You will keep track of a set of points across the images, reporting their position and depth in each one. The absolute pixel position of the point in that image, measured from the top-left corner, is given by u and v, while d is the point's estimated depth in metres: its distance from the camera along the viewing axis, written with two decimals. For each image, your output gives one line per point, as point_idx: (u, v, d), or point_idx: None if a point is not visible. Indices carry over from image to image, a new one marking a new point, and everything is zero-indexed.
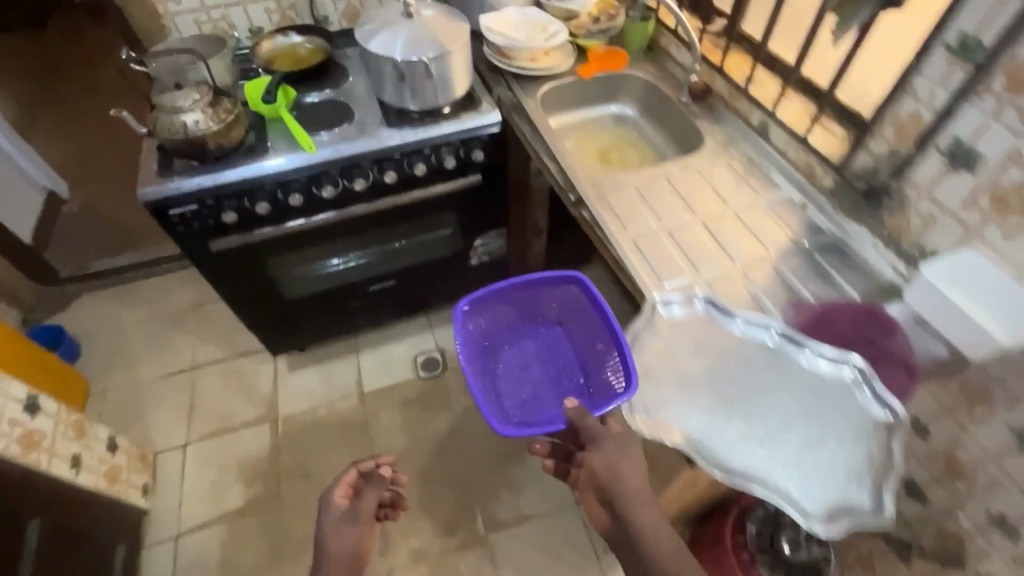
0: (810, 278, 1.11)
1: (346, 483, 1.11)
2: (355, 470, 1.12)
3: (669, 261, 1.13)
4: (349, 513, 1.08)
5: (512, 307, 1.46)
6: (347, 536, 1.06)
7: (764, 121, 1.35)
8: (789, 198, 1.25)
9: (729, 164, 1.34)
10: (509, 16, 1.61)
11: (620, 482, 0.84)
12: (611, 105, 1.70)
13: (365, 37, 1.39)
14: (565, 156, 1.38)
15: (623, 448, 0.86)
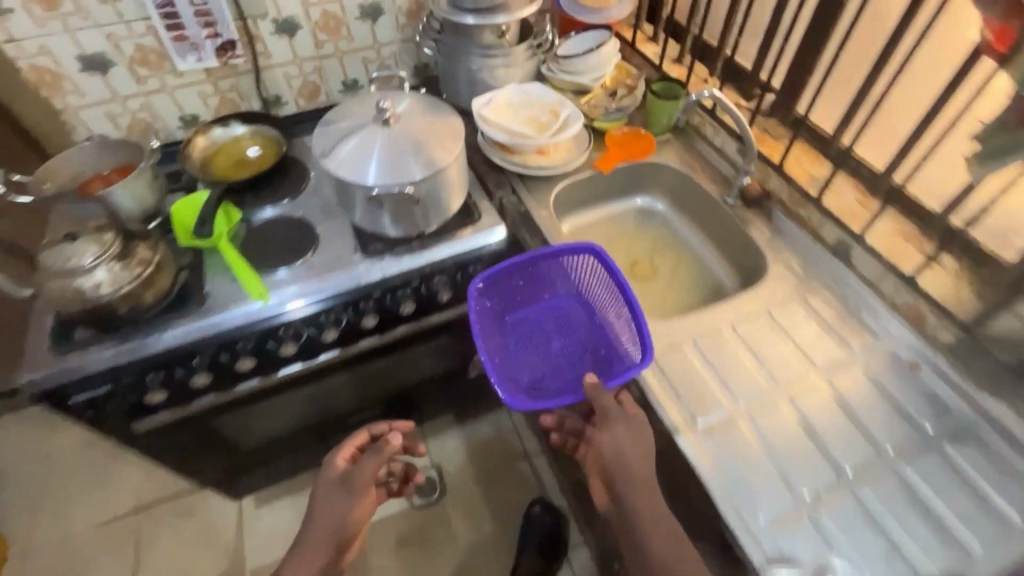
0: (949, 488, 0.83)
1: (350, 446, 1.19)
2: (366, 433, 1.22)
3: (758, 468, 0.84)
4: (343, 478, 1.11)
5: (527, 280, 1.16)
6: (336, 498, 1.09)
7: (841, 240, 1.08)
8: (891, 354, 0.97)
9: (805, 300, 1.05)
10: (508, 99, 1.30)
11: (629, 467, 0.84)
12: (636, 198, 1.40)
13: (327, 147, 1.06)
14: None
15: (633, 431, 0.86)
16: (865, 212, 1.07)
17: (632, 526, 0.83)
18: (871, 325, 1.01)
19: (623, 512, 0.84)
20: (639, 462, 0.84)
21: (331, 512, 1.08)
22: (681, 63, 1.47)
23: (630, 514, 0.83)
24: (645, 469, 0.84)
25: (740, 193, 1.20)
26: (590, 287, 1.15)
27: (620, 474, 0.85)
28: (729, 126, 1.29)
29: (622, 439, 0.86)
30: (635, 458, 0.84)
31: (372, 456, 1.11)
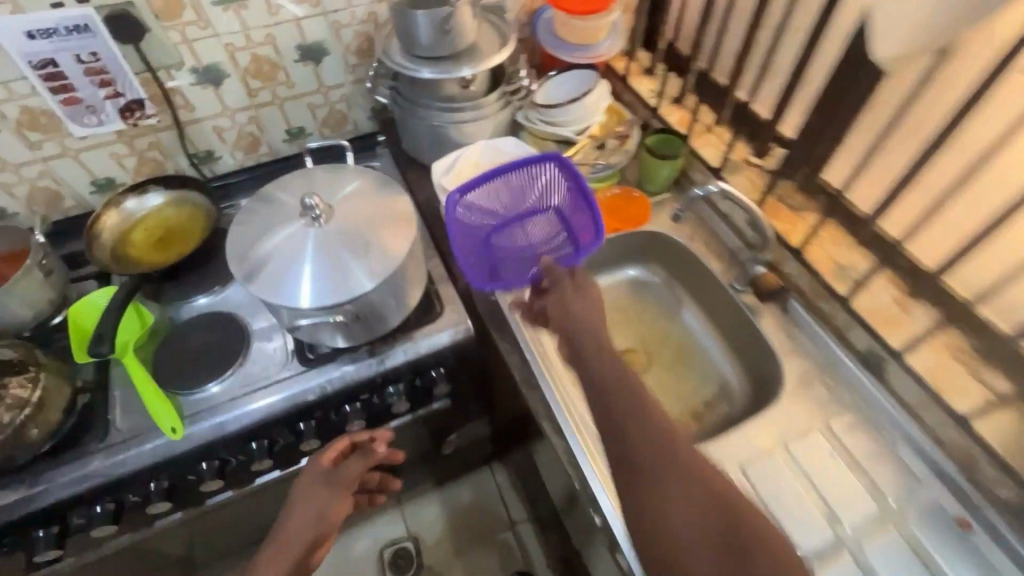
0: None
1: (338, 447, 0.91)
2: (348, 438, 0.93)
3: None
4: (329, 478, 0.89)
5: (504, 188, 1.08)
6: (319, 497, 0.86)
7: (872, 349, 0.90)
8: (937, 508, 0.79)
9: (829, 428, 0.87)
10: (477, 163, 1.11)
11: (585, 328, 0.76)
12: (628, 270, 1.20)
13: (245, 254, 0.86)
14: (576, 438, 0.90)
15: (582, 292, 0.81)
16: (903, 317, 0.89)
17: (604, 407, 0.67)
18: (909, 464, 0.83)
19: (594, 396, 0.69)
20: (597, 329, 0.76)
21: (311, 512, 0.84)
22: (681, 105, 1.25)
23: (601, 392, 0.69)
24: (608, 344, 0.73)
25: (750, 280, 1.02)
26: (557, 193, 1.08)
27: (580, 343, 0.75)
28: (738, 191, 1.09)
29: (581, 305, 0.79)
30: (596, 328, 0.76)
31: (361, 457, 0.91)
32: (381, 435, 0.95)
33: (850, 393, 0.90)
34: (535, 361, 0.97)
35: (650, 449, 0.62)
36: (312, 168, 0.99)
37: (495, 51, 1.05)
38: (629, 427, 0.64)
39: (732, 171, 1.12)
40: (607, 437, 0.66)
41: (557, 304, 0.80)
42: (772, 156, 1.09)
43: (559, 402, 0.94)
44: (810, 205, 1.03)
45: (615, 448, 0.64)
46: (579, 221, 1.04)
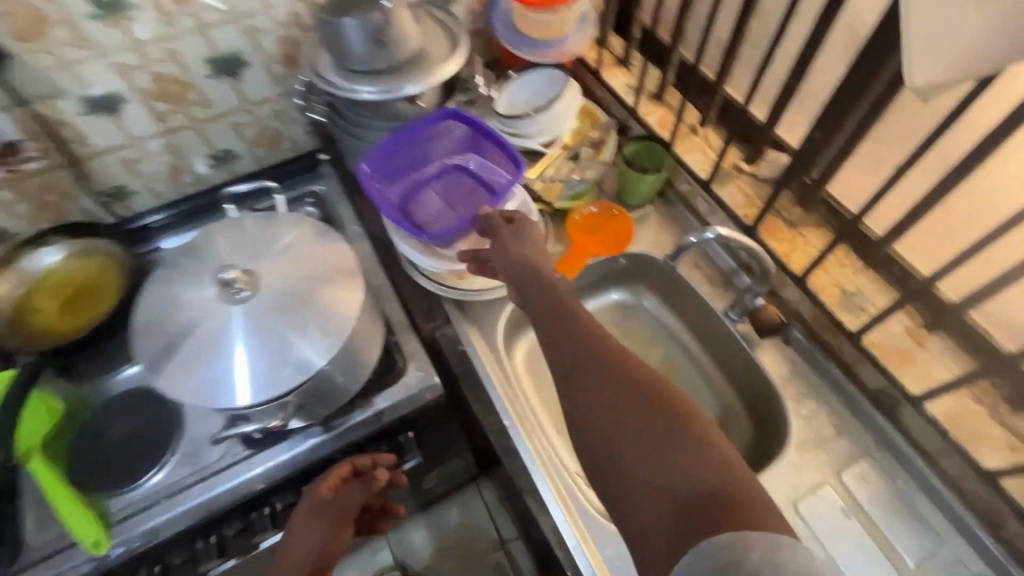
0: None
1: (338, 475, 0.81)
2: (349, 463, 0.83)
3: None
4: (329, 507, 0.81)
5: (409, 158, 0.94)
6: (317, 527, 0.80)
7: (884, 391, 0.80)
8: (959, 567, 0.73)
9: (841, 482, 0.79)
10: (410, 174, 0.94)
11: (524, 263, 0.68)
12: (613, 293, 1.08)
13: (158, 346, 0.73)
14: (562, 513, 0.81)
15: (519, 234, 0.73)
16: (918, 353, 0.80)
17: (547, 321, 0.61)
18: (928, 517, 0.76)
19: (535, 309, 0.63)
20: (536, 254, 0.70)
21: (309, 539, 0.80)
22: (662, 101, 1.10)
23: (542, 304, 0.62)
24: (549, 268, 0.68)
25: (748, 310, 0.90)
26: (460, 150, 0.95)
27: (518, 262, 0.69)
28: (730, 206, 0.97)
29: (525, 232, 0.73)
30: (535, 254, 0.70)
31: (362, 485, 0.83)
32: (384, 460, 0.85)
33: (862, 438, 0.82)
34: (513, 425, 0.86)
35: (593, 350, 0.56)
36: (240, 219, 0.84)
37: (445, 58, 0.89)
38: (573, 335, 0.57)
39: (721, 181, 1.00)
40: (548, 349, 0.58)
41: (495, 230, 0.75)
42: (767, 164, 0.97)
43: (541, 469, 0.84)
44: (810, 221, 0.92)
45: (556, 357, 0.57)
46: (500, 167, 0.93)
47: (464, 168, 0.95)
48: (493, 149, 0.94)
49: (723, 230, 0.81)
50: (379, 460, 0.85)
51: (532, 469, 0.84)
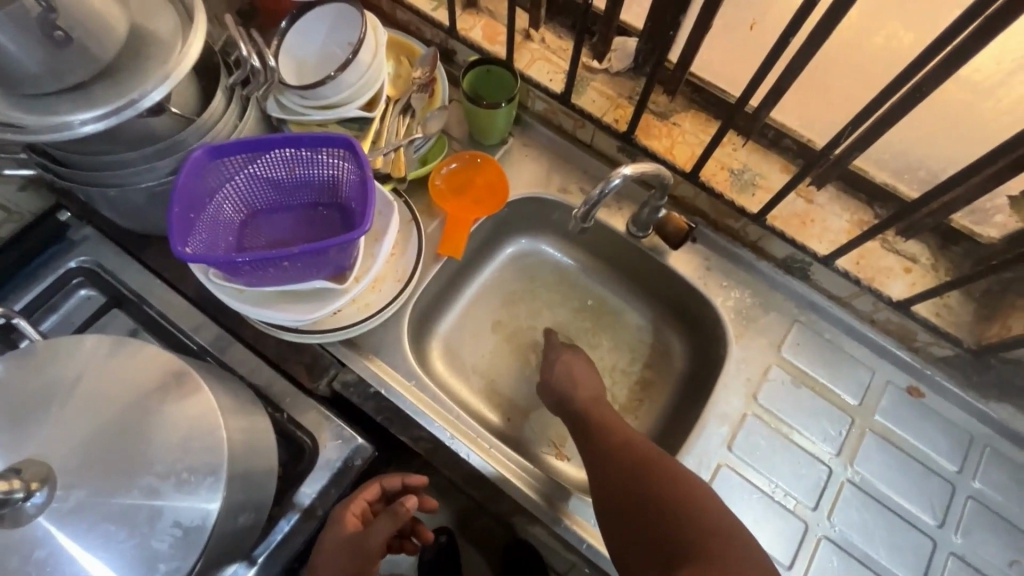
0: (999, 542, 0.73)
1: (364, 498, 0.71)
2: (377, 485, 0.73)
3: None
4: (353, 541, 0.66)
5: (194, 211, 0.66)
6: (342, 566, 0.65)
7: (794, 258, 0.81)
8: (891, 388, 0.80)
9: (783, 358, 0.81)
10: (215, 212, 0.70)
11: (576, 389, 0.79)
12: (509, 247, 0.96)
13: None
14: (563, 521, 0.72)
15: (575, 365, 0.82)
16: (813, 211, 0.80)
17: (592, 446, 0.72)
18: (857, 357, 0.81)
19: (583, 439, 0.74)
20: (586, 388, 0.79)
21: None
22: (479, 8, 0.90)
23: (586, 431, 0.75)
24: (597, 396, 0.78)
25: (652, 223, 0.83)
26: (255, 170, 0.71)
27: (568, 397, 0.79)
28: (596, 117, 0.85)
29: (574, 364, 0.82)
30: (586, 388, 0.79)
31: (388, 516, 0.66)
32: (414, 481, 0.75)
33: (787, 308, 0.83)
34: (472, 453, 0.73)
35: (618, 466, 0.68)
36: None
37: (182, 35, 0.61)
38: (607, 461, 0.69)
39: (579, 89, 0.86)
40: (588, 447, 0.73)
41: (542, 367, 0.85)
42: (617, 55, 0.85)
43: (518, 486, 0.73)
44: (679, 107, 0.85)
45: (593, 453, 0.72)
46: (320, 163, 0.72)
47: (272, 179, 0.73)
48: (286, 146, 0.69)
49: (627, 168, 0.71)
50: (408, 481, 0.75)
51: (509, 489, 0.73)
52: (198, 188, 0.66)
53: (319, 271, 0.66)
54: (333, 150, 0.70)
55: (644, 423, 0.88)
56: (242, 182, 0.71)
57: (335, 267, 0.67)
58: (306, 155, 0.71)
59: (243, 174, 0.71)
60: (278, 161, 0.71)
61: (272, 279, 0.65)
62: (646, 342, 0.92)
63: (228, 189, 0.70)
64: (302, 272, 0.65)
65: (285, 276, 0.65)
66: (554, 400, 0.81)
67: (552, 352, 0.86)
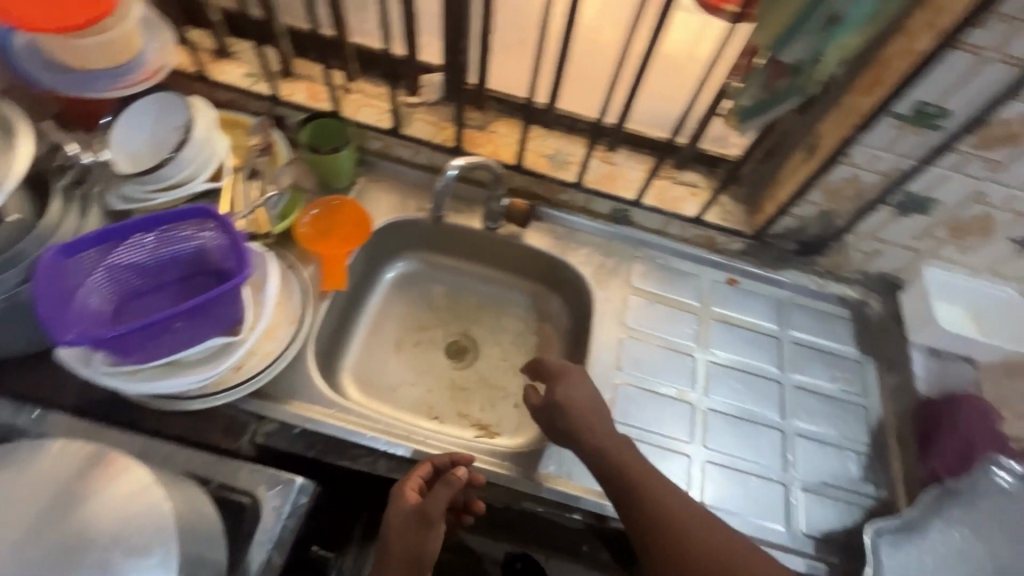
0: (819, 365, 0.97)
1: (419, 475, 0.72)
2: (429, 462, 0.74)
3: (753, 495, 0.84)
4: (416, 514, 0.68)
5: (61, 308, 0.66)
6: (409, 538, 0.67)
7: (618, 209, 1.01)
8: (715, 284, 1.02)
9: (635, 287, 0.99)
10: (81, 305, 0.69)
11: (576, 416, 0.79)
12: (387, 274, 1.06)
13: None
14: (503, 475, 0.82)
15: (589, 397, 0.81)
16: (618, 170, 1.00)
17: (595, 463, 0.76)
18: (687, 270, 1.02)
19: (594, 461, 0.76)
20: (590, 416, 0.79)
21: (402, 553, 0.67)
22: (295, 75, 1.00)
23: (593, 458, 0.76)
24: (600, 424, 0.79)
25: (501, 214, 0.98)
26: (115, 260, 0.72)
27: (581, 432, 0.78)
28: (427, 141, 0.99)
29: (579, 393, 0.81)
30: (597, 420, 0.79)
31: (444, 486, 0.68)
32: (463, 456, 0.75)
33: (626, 250, 1.02)
34: (409, 450, 0.79)
35: (633, 503, 0.72)
36: None
37: (7, 144, 0.62)
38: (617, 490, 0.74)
39: (405, 122, 1.00)
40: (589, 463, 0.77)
41: (552, 386, 0.83)
42: (428, 89, 1.00)
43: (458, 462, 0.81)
44: (492, 117, 1.02)
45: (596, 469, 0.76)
46: (181, 238, 0.75)
47: (137, 264, 0.74)
48: (142, 228, 0.72)
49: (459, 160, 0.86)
50: (458, 457, 0.75)
51: None
52: (60, 286, 0.67)
53: (213, 326, 0.69)
54: (192, 219, 0.74)
55: None
56: (104, 276, 0.72)
57: (227, 320, 0.70)
58: (165, 232, 0.74)
59: (102, 268, 0.71)
60: (137, 246, 0.73)
61: (166, 344, 0.67)
62: (532, 313, 1.06)
63: (92, 285, 0.71)
64: (196, 333, 0.68)
65: (180, 340, 0.67)
66: (554, 424, 0.81)
67: (553, 382, 0.83)
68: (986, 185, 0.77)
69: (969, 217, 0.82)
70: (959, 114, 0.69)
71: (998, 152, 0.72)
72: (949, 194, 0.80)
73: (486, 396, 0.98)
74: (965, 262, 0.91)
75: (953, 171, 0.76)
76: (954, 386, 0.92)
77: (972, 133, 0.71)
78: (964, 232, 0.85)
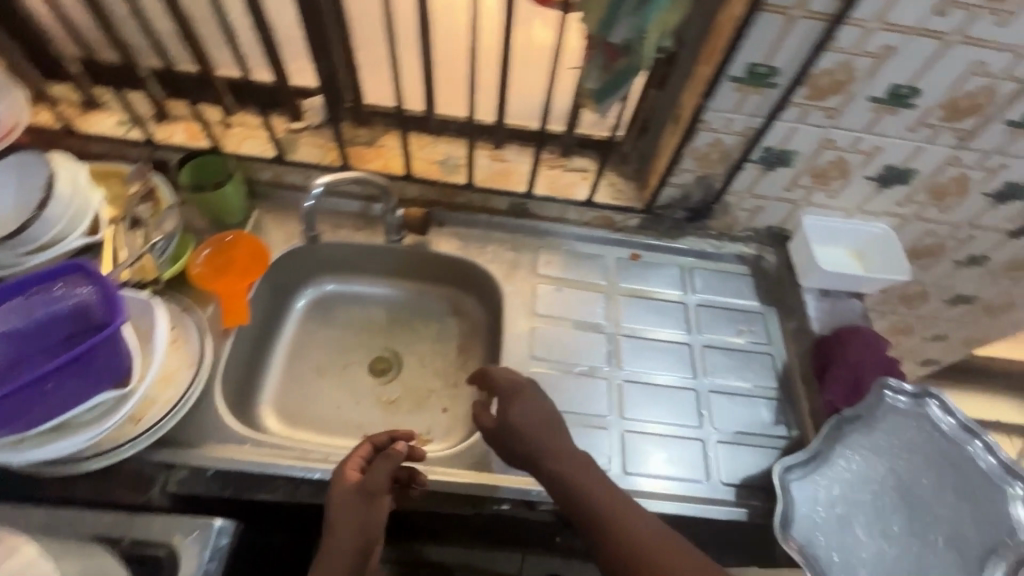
0: (725, 322, 1.01)
1: (359, 454, 0.76)
2: (367, 442, 0.78)
3: (674, 456, 0.87)
4: (358, 491, 0.73)
5: None
6: (353, 513, 0.72)
7: (516, 203, 1.04)
8: (620, 261, 1.05)
9: (543, 276, 1.02)
10: None
11: (527, 437, 0.79)
12: (299, 303, 1.05)
13: None
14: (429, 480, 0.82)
15: (543, 416, 0.81)
16: (509, 166, 1.03)
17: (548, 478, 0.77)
18: (591, 252, 1.06)
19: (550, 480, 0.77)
20: (542, 432, 0.80)
21: (349, 527, 0.71)
22: (171, 116, 0.98)
23: (547, 474, 0.77)
24: (554, 441, 0.79)
25: (400, 225, 0.99)
26: None
27: (541, 454, 0.78)
28: (315, 163, 0.99)
29: (530, 412, 0.81)
30: (548, 436, 0.80)
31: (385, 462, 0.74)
32: (401, 433, 0.80)
33: (529, 241, 1.05)
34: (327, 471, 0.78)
35: (587, 514, 0.73)
36: None
37: None
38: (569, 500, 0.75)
39: (290, 149, 1.00)
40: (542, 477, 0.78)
41: (505, 409, 0.82)
42: (310, 112, 1.00)
43: None
44: (379, 132, 1.03)
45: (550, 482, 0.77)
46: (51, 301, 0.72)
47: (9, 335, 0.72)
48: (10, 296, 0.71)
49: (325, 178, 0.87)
50: (396, 434, 0.80)
51: None
52: None
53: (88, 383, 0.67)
54: (62, 279, 0.73)
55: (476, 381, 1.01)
56: None
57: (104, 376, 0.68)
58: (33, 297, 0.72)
59: None
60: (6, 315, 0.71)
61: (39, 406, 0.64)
62: (450, 317, 1.07)
63: None
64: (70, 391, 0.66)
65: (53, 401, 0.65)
66: (511, 446, 0.81)
67: (504, 404, 0.82)
68: (831, 132, 0.83)
69: (825, 163, 0.88)
70: (786, 69, 0.75)
71: (830, 100, 0.78)
72: (803, 144, 0.86)
73: (414, 406, 0.99)
74: (836, 205, 0.97)
75: (799, 123, 0.82)
76: (845, 321, 0.98)
77: (802, 86, 0.76)
78: (825, 177, 0.91)
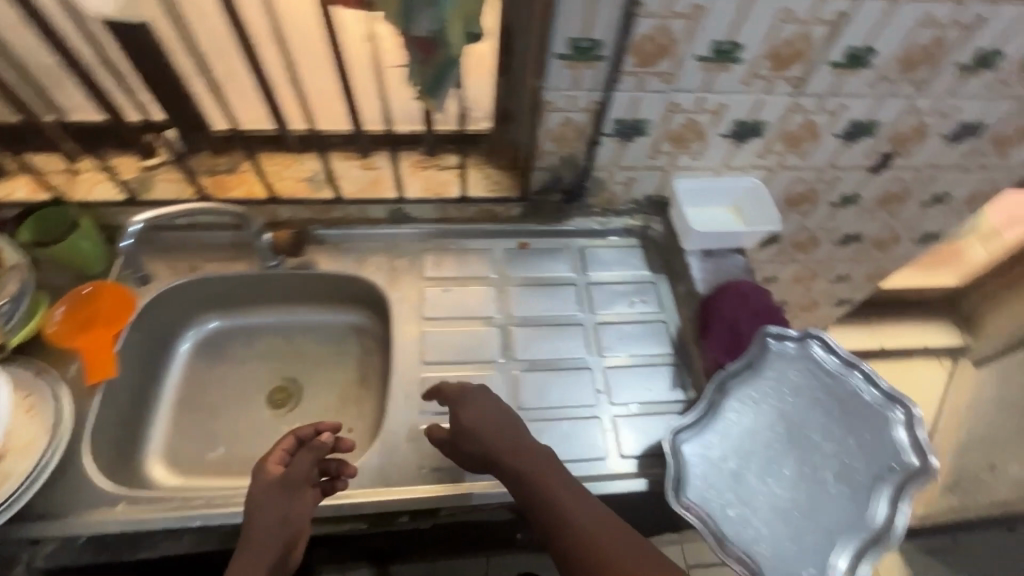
0: (617, 296, 1.01)
1: (282, 448, 0.73)
2: (291, 435, 0.74)
3: (573, 438, 0.87)
4: (280, 486, 0.69)
5: None
6: (274, 507, 0.68)
7: (393, 210, 1.02)
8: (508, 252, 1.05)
9: (430, 278, 1.00)
10: None
11: (485, 437, 0.76)
12: (183, 345, 1.01)
13: None
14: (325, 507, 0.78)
15: (497, 408, 0.79)
16: (379, 173, 1.01)
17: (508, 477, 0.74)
18: (479, 247, 1.04)
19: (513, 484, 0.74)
20: (504, 435, 0.76)
21: (269, 522, 0.67)
22: (9, 173, 0.93)
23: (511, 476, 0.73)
24: (514, 441, 0.76)
25: (272, 250, 0.96)
26: None
27: (499, 456, 0.75)
28: (173, 199, 0.95)
29: (487, 410, 0.78)
30: (510, 435, 0.76)
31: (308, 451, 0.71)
32: (328, 424, 0.76)
33: (414, 246, 1.03)
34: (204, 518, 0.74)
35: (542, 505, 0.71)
36: None
37: None
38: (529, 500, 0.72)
39: (145, 188, 0.95)
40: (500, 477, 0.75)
41: (456, 412, 0.78)
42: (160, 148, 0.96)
43: None
44: (239, 158, 0.99)
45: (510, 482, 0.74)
46: None
47: None
48: None
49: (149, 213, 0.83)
50: (323, 425, 0.76)
51: None
52: None
53: None
54: None
55: (378, 394, 0.99)
56: None
57: None
58: None
59: None
60: None
61: None
62: (345, 335, 1.05)
63: None
64: None
65: None
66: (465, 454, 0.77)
67: (458, 407, 0.78)
68: (674, 95, 0.84)
69: (678, 127, 0.89)
70: (607, 40, 0.75)
71: (661, 65, 0.79)
72: (651, 111, 0.86)
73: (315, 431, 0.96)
74: (704, 165, 0.98)
75: (640, 91, 0.83)
76: (729, 278, 0.99)
77: (627, 54, 0.77)
78: (683, 140, 0.92)
